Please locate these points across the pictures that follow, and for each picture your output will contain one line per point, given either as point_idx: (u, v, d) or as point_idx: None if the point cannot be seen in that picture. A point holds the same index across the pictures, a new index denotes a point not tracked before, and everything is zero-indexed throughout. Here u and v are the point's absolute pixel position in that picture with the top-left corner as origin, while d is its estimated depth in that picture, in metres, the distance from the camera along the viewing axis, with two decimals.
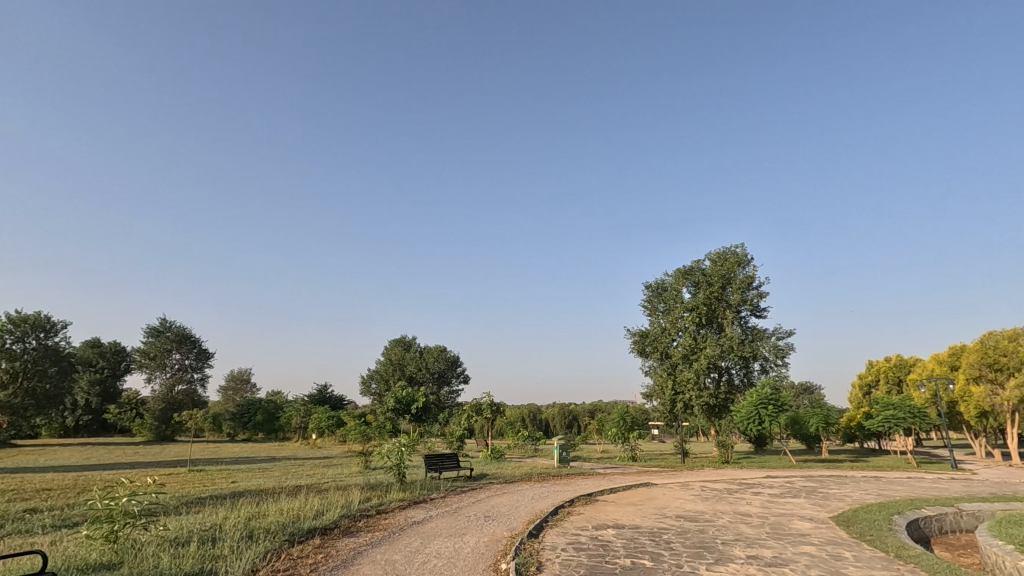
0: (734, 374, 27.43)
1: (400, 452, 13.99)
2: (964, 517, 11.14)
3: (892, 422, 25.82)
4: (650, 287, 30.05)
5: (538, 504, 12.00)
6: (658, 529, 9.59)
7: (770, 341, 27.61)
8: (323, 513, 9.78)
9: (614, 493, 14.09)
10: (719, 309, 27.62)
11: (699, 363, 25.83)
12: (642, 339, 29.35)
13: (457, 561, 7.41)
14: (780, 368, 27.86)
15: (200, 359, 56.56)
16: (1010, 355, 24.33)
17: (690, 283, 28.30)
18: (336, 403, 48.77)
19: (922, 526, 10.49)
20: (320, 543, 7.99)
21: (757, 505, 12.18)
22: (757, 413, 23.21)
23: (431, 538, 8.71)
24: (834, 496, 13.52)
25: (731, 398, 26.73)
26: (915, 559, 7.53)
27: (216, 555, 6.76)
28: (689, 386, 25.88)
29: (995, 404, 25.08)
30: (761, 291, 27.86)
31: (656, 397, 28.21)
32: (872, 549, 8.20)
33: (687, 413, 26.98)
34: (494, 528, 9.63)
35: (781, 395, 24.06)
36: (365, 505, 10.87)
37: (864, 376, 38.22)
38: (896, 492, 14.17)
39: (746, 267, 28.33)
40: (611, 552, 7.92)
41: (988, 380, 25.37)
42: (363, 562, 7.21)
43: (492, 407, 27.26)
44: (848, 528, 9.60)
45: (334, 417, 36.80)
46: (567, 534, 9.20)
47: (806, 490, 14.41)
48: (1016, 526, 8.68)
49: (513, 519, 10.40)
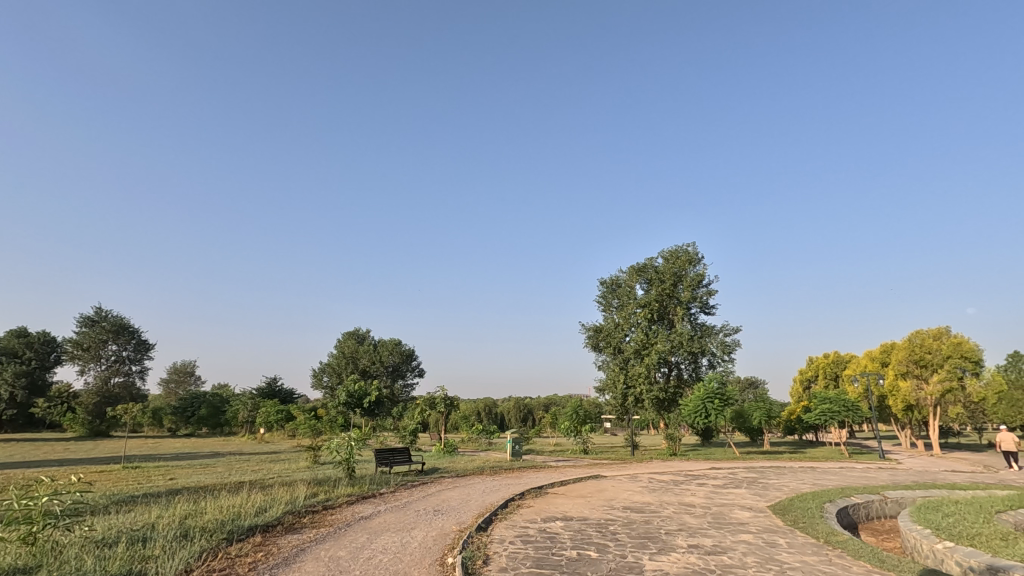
0: (684, 368, 28.11)
1: (350, 446, 13.67)
2: (889, 505, 11.85)
3: (827, 415, 27.20)
4: (605, 282, 30.54)
5: (489, 497, 12.02)
6: (605, 520, 9.76)
7: (718, 338, 28.51)
8: (266, 510, 9.47)
9: (564, 485, 14.25)
10: (670, 306, 28.26)
11: (650, 358, 26.48)
12: (596, 334, 29.91)
13: (403, 557, 7.30)
14: (727, 364, 28.82)
15: (138, 351, 53.74)
16: (935, 352, 26.02)
17: (644, 280, 28.86)
18: (286, 396, 47.44)
19: (851, 513, 11.09)
20: (261, 541, 7.72)
21: (700, 496, 12.62)
22: (703, 407, 23.99)
23: (377, 534, 8.55)
24: (772, 486, 14.17)
25: (680, 392, 27.49)
26: (843, 544, 7.95)
27: (147, 555, 6.44)
28: (640, 380, 26.70)
29: (919, 398, 26.78)
30: (711, 289, 28.73)
31: (609, 391, 28.72)
32: (805, 536, 8.61)
33: (638, 406, 27.63)
34: (443, 522, 9.57)
35: (727, 389, 24.93)
36: (311, 501, 10.59)
37: (805, 372, 40.12)
38: (829, 482, 14.98)
39: (697, 265, 29.12)
40: (558, 544, 8.01)
41: (914, 376, 26.98)
42: (306, 559, 7.03)
43: (446, 401, 26.92)
44: (783, 516, 10.05)
45: (284, 411, 35.85)
46: (515, 526, 9.24)
47: (747, 481, 15.04)
48: (933, 512, 9.30)
49: (463, 513, 10.36)
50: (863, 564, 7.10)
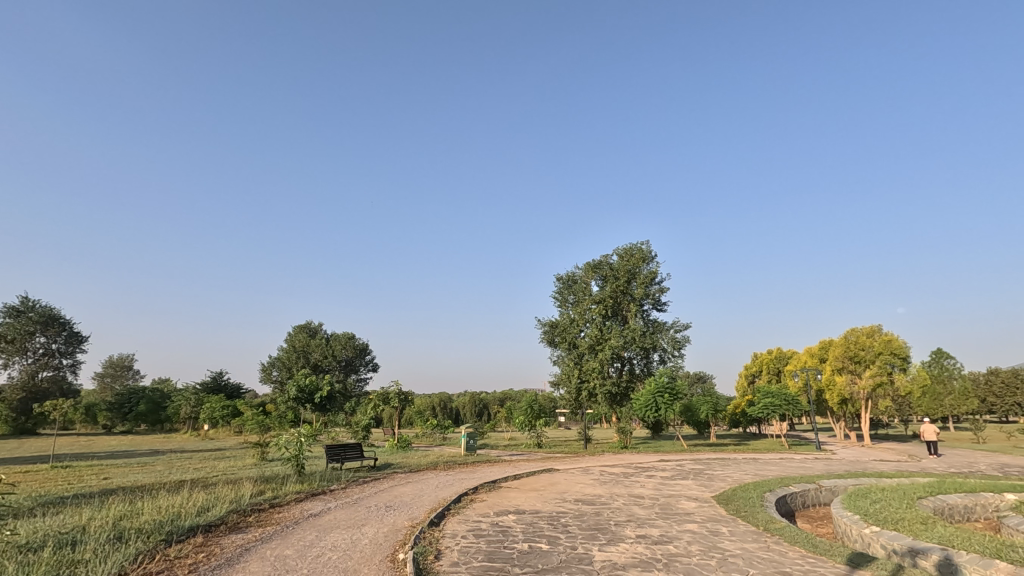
0: (636, 363, 28.76)
1: (299, 441, 13.33)
2: (823, 493, 12.51)
3: (769, 409, 28.45)
4: (561, 278, 30.89)
5: (442, 492, 11.99)
6: (557, 513, 9.91)
7: (669, 334, 29.31)
8: (209, 509, 9.13)
9: (518, 479, 14.38)
10: (624, 302, 28.86)
11: (604, 354, 26.96)
12: (551, 329, 30.26)
13: (352, 554, 7.18)
14: (677, 359, 29.69)
15: (69, 343, 50.61)
16: (867, 349, 27.63)
17: (599, 276, 29.34)
18: (233, 391, 45.79)
19: (789, 501, 11.67)
20: (203, 542, 7.43)
21: (649, 487, 12.99)
22: (654, 401, 24.65)
23: (327, 531, 8.38)
24: (718, 476, 14.72)
25: (632, 386, 28.11)
26: (781, 531, 8.35)
27: (77, 559, 6.10)
28: (594, 375, 27.16)
29: (853, 392, 28.38)
30: (663, 286, 29.49)
31: (563, 385, 29.09)
32: (745, 524, 9.01)
33: (592, 401, 28.10)
34: (395, 517, 9.48)
35: (676, 383, 25.68)
36: (257, 499, 10.26)
37: (750, 367, 41.81)
38: (770, 472, 15.70)
39: (650, 263, 29.82)
40: (510, 537, 8.08)
41: (849, 371, 28.54)
42: (251, 558, 6.82)
43: (400, 397, 26.62)
44: (726, 505, 10.47)
45: (229, 407, 34.56)
46: (468, 521, 9.26)
47: (694, 472, 15.57)
48: (863, 499, 9.89)
49: (416, 508, 10.30)
50: (798, 549, 7.49)
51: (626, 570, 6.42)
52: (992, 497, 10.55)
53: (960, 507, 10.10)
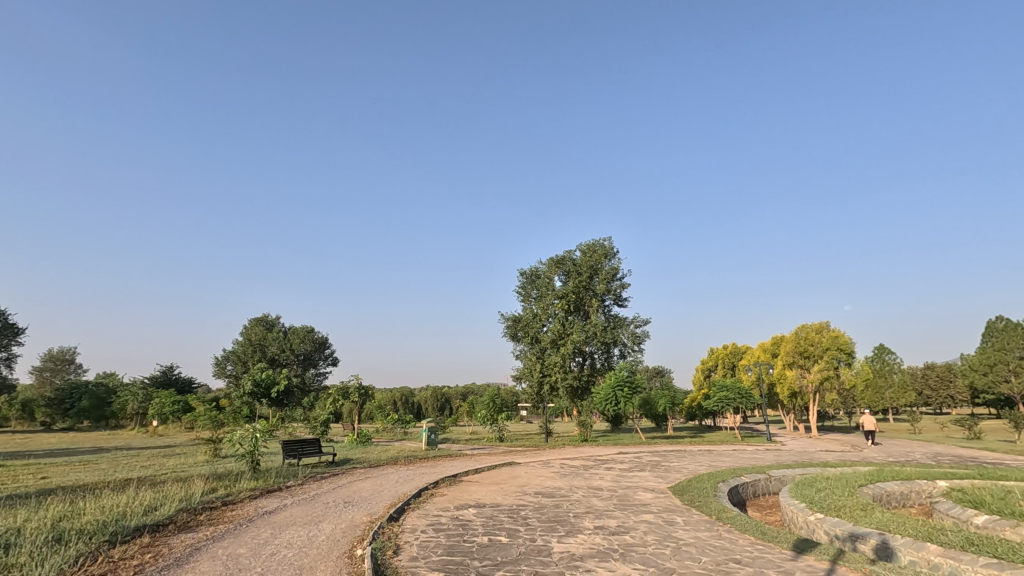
0: (597, 358, 29.17)
1: (255, 437, 12.97)
2: (773, 482, 13.02)
3: (724, 402, 29.35)
4: (524, 273, 31.02)
5: (402, 487, 11.90)
6: (517, 506, 9.98)
7: (629, 329, 29.85)
8: (157, 508, 8.78)
9: (479, 473, 14.41)
10: (586, 298, 29.22)
11: (566, 348, 27.25)
12: (514, 324, 30.38)
13: (308, 551, 7.04)
14: (636, 354, 30.27)
15: (5, 335, 47.68)
16: (816, 344, 28.83)
17: (562, 272, 29.60)
18: (184, 385, 44.15)
19: (741, 491, 12.10)
20: (149, 542, 7.15)
21: (608, 479, 13.24)
22: (614, 395, 25.08)
23: (282, 528, 8.20)
24: (674, 468, 15.12)
25: (593, 380, 28.53)
26: (732, 520, 8.66)
27: (10, 564, 5.77)
28: (556, 369, 27.44)
29: (802, 385, 29.57)
30: (624, 282, 29.99)
31: (525, 379, 29.25)
32: (699, 513, 9.29)
33: (553, 395, 28.37)
34: (353, 513, 9.36)
35: (636, 377, 26.19)
36: (209, 497, 9.94)
37: (706, 362, 43.03)
38: (723, 463, 16.23)
39: (612, 259, 30.26)
40: (470, 530, 8.09)
41: (798, 366, 29.68)
42: (201, 558, 6.61)
43: (360, 391, 26.23)
44: (681, 495, 10.77)
45: (181, 402, 33.31)
46: (428, 515, 9.22)
47: (651, 464, 15.95)
48: (809, 488, 10.35)
49: (375, 503, 10.19)
50: (748, 537, 7.79)
51: (584, 561, 6.52)
52: (925, 483, 11.21)
53: (897, 494, 10.71)
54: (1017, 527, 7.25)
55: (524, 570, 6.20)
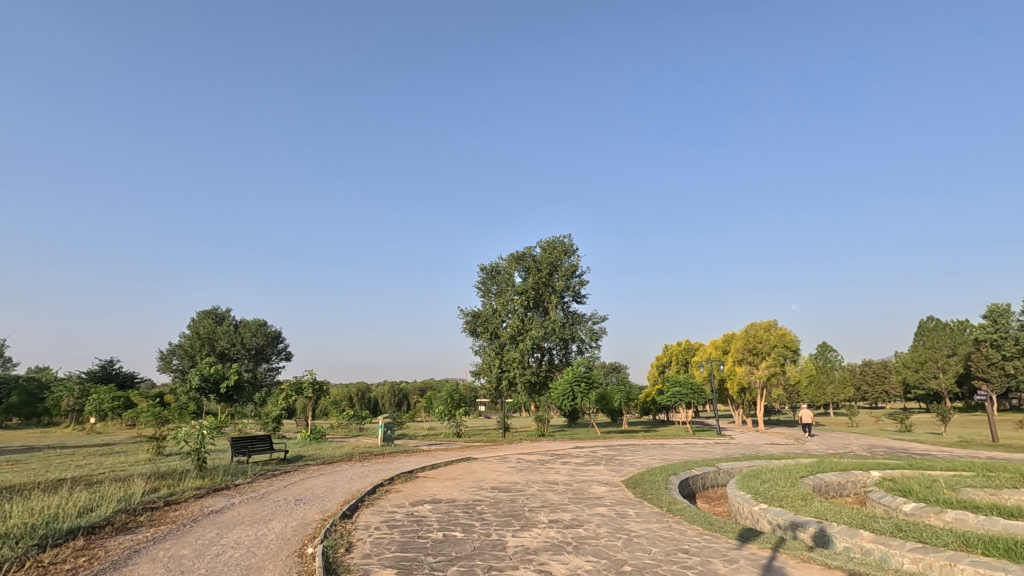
0: (555, 354, 29.43)
1: (201, 434, 12.48)
2: (721, 475, 13.50)
3: (677, 397, 30.15)
4: (485, 269, 30.98)
5: (356, 484, 11.71)
6: (473, 501, 10.00)
7: (587, 325, 30.26)
8: (92, 509, 8.34)
9: (435, 469, 14.34)
10: (545, 294, 29.44)
11: (524, 344, 27.40)
12: (474, 319, 30.35)
13: (257, 551, 6.85)
14: (593, 350, 30.72)
15: None
16: (764, 342, 29.94)
17: (521, 268, 29.70)
18: (125, 380, 42.06)
19: (691, 483, 12.49)
20: (83, 545, 6.79)
21: (563, 473, 13.43)
22: (571, 390, 25.40)
23: (229, 528, 7.93)
24: (627, 462, 15.46)
25: (550, 376, 28.78)
26: (681, 511, 8.93)
27: None
28: (514, 364, 27.56)
29: (750, 380, 30.67)
30: (583, 279, 30.37)
31: (484, 375, 29.22)
32: (651, 505, 9.53)
33: (511, 390, 28.47)
34: (304, 511, 9.15)
35: (593, 373, 26.58)
36: (151, 497, 9.52)
37: (660, 358, 44.13)
38: (675, 457, 16.70)
39: (571, 256, 30.58)
40: (424, 526, 8.04)
41: (747, 362, 30.76)
42: (141, 561, 6.33)
43: (315, 386, 25.65)
44: (634, 488, 11.04)
45: (121, 398, 31.72)
46: (382, 512, 9.11)
47: (606, 458, 16.26)
48: (754, 479, 10.78)
49: (327, 501, 9.99)
50: (696, 527, 8.06)
51: (538, 554, 6.59)
52: (860, 474, 11.87)
53: (834, 484, 11.29)
54: (941, 514, 7.77)
55: (478, 565, 6.21)
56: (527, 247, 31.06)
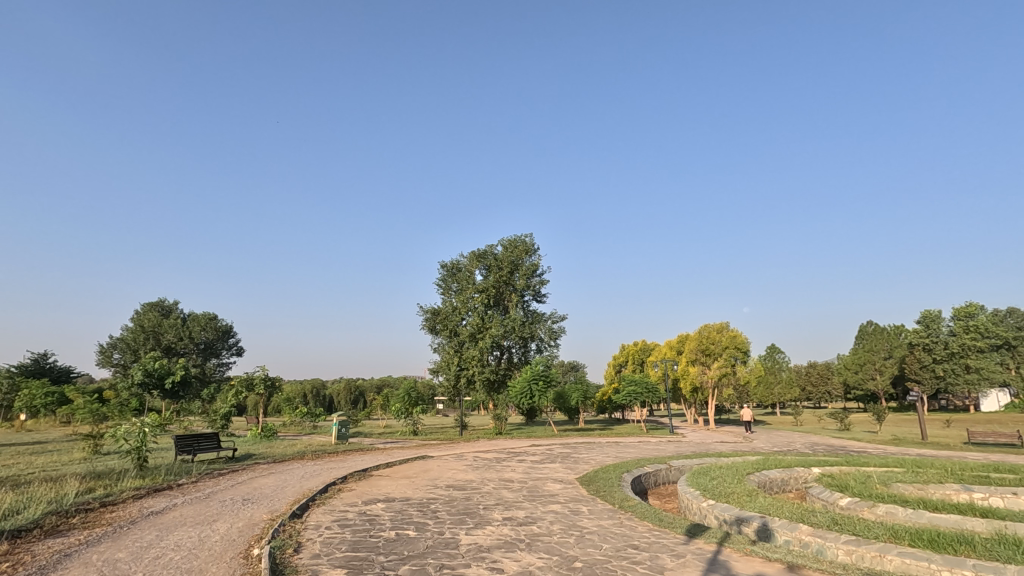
0: (514, 352, 29.54)
1: (142, 432, 11.90)
2: (672, 472, 13.85)
3: (632, 396, 30.74)
4: (445, 266, 30.89)
5: (306, 483, 11.42)
6: (427, 499, 9.93)
7: (546, 324, 30.49)
8: (18, 511, 7.83)
9: (390, 467, 14.15)
10: (506, 292, 29.49)
11: (484, 342, 27.40)
12: (434, 316, 30.17)
13: (199, 553, 6.58)
14: (552, 349, 30.98)
15: None
16: (716, 343, 30.90)
17: (483, 266, 29.66)
18: (60, 374, 39.80)
19: (643, 480, 12.78)
20: (6, 550, 6.37)
21: (519, 471, 13.51)
22: (529, 388, 25.55)
23: (169, 529, 7.61)
24: (583, 459, 15.69)
25: (509, 374, 28.85)
26: (633, 508, 9.10)
27: None
28: (473, 362, 27.49)
29: (703, 380, 31.57)
30: (543, 278, 30.60)
31: (442, 372, 29.06)
32: (603, 502, 9.70)
33: (470, 388, 28.39)
34: (252, 511, 8.86)
35: (551, 371, 26.80)
36: (85, 498, 9.04)
37: (617, 358, 44.97)
38: (629, 454, 17.03)
39: (532, 255, 30.76)
40: (376, 525, 7.93)
41: (700, 362, 31.67)
42: (71, 566, 6.00)
43: (266, 382, 24.86)
44: (588, 486, 11.19)
45: (56, 393, 29.95)
46: (334, 511, 8.93)
47: (561, 456, 16.44)
48: (703, 476, 11.10)
49: (276, 500, 9.71)
50: (646, 523, 8.25)
51: (490, 552, 6.60)
52: (802, 471, 12.40)
53: (778, 481, 11.76)
54: (873, 508, 8.19)
55: (430, 564, 6.15)
56: (488, 245, 31.05)
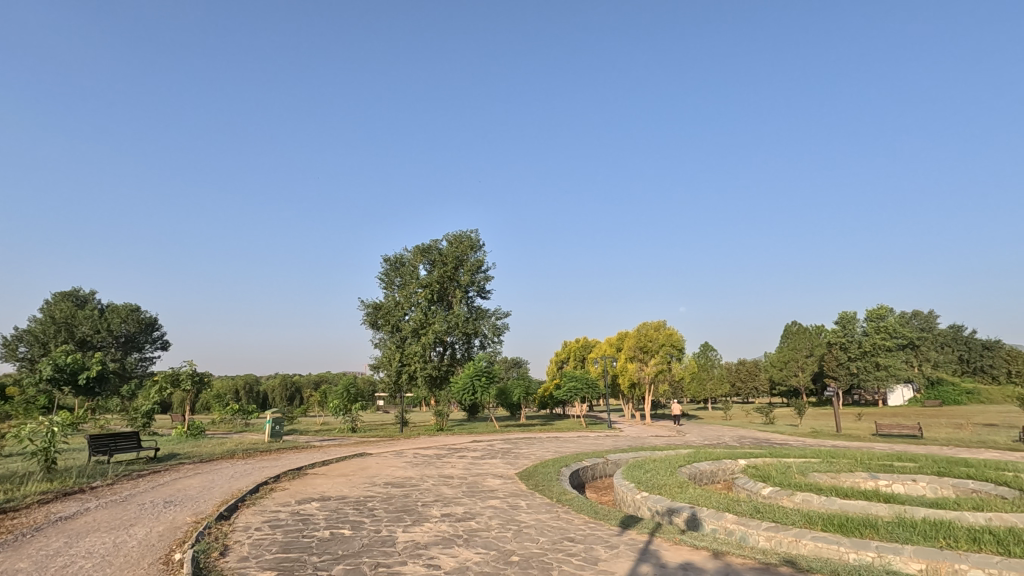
0: (457, 348, 29.42)
1: (51, 432, 11.00)
2: (609, 466, 14.24)
3: (573, 392, 31.35)
4: (388, 260, 30.34)
5: (235, 483, 10.91)
6: (364, 497, 9.75)
7: (490, 320, 30.49)
8: None
9: (326, 465, 13.77)
10: (450, 288, 29.27)
11: (426, 338, 27.11)
12: (375, 311, 29.59)
13: (113, 560, 6.17)
14: (495, 345, 31.02)
15: None
16: (653, 340, 31.97)
17: (427, 261, 29.33)
18: None
19: (581, 474, 13.07)
20: None
21: (459, 467, 13.48)
22: (471, 384, 25.51)
23: (79, 536, 7.08)
24: (523, 455, 15.84)
25: (452, 370, 28.69)
26: (570, 502, 9.28)
27: None
28: (415, 359, 27.17)
29: (640, 376, 32.55)
30: (488, 274, 30.60)
31: (383, 368, 28.55)
32: (541, 497, 9.85)
33: (411, 384, 28.05)
34: (175, 514, 8.39)
35: (493, 367, 26.86)
36: None
37: (559, 354, 45.69)
38: (568, 449, 17.34)
39: (477, 251, 30.70)
40: (310, 525, 7.71)
41: (638, 359, 32.66)
42: None
43: (194, 378, 23.61)
44: (527, 481, 11.31)
45: None
46: (265, 511, 8.60)
47: (502, 451, 16.53)
48: (639, 470, 11.44)
49: (201, 502, 9.23)
50: (583, 516, 8.45)
51: (427, 549, 6.56)
52: (730, 463, 13.05)
53: (707, 472, 12.32)
54: (792, 496, 8.73)
55: (366, 563, 6.04)
56: (433, 240, 30.72)
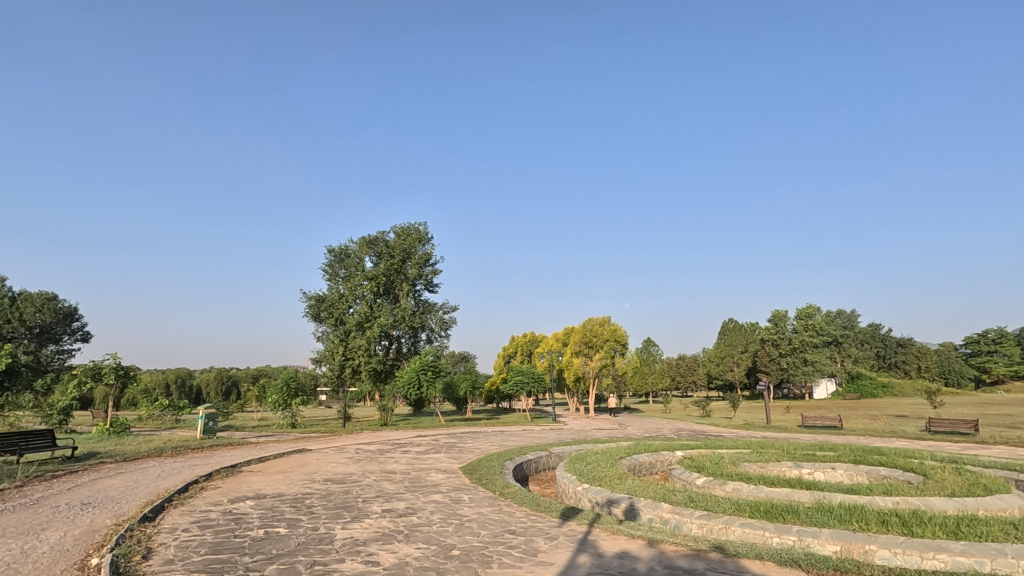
0: (403, 342, 29.01)
1: None
2: (552, 458, 14.44)
3: (518, 386, 31.60)
4: (333, 251, 29.51)
5: (162, 482, 10.33)
6: (302, 494, 9.47)
7: (437, 314, 30.25)
8: None
9: (263, 462, 13.26)
10: (397, 281, 28.84)
11: (372, 331, 26.58)
12: (318, 303, 28.73)
13: (19, 568, 5.71)
14: (443, 339, 30.83)
15: None
16: (598, 336, 32.64)
17: (373, 253, 28.71)
18: None
19: (525, 467, 13.22)
20: None
21: (402, 462, 13.32)
22: (417, 378, 25.20)
23: None
24: (467, 449, 15.84)
25: (397, 364, 28.26)
26: (512, 495, 9.34)
27: None
28: (360, 352, 26.61)
29: (585, 371, 33.22)
30: (436, 268, 30.32)
31: (326, 362, 27.80)
32: (484, 490, 9.87)
33: (355, 378, 27.46)
34: (93, 516, 7.86)
35: (440, 361, 26.66)
36: None
37: (506, 349, 45.91)
38: (512, 443, 17.48)
39: (425, 244, 30.36)
40: (243, 524, 7.42)
41: (583, 354, 33.27)
42: None
43: (118, 372, 22.02)
44: (471, 475, 11.28)
45: None
46: (195, 512, 8.20)
47: (446, 446, 16.44)
48: (582, 462, 11.67)
49: (123, 503, 8.69)
50: (524, 509, 8.55)
51: (366, 545, 6.45)
52: (668, 454, 13.53)
53: (646, 464, 12.72)
54: (723, 485, 9.15)
55: (300, 562, 5.88)
56: (380, 232, 30.10)
